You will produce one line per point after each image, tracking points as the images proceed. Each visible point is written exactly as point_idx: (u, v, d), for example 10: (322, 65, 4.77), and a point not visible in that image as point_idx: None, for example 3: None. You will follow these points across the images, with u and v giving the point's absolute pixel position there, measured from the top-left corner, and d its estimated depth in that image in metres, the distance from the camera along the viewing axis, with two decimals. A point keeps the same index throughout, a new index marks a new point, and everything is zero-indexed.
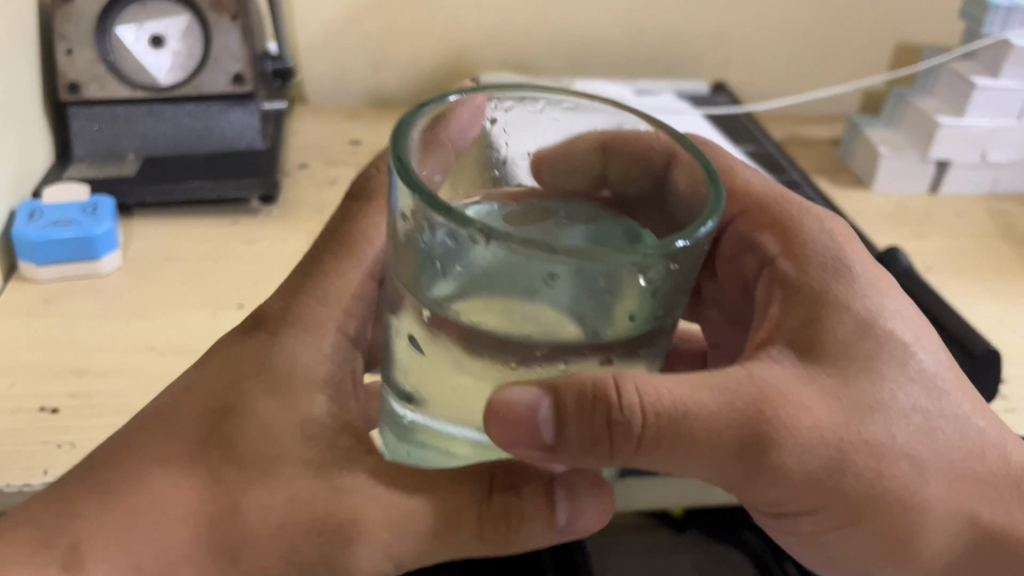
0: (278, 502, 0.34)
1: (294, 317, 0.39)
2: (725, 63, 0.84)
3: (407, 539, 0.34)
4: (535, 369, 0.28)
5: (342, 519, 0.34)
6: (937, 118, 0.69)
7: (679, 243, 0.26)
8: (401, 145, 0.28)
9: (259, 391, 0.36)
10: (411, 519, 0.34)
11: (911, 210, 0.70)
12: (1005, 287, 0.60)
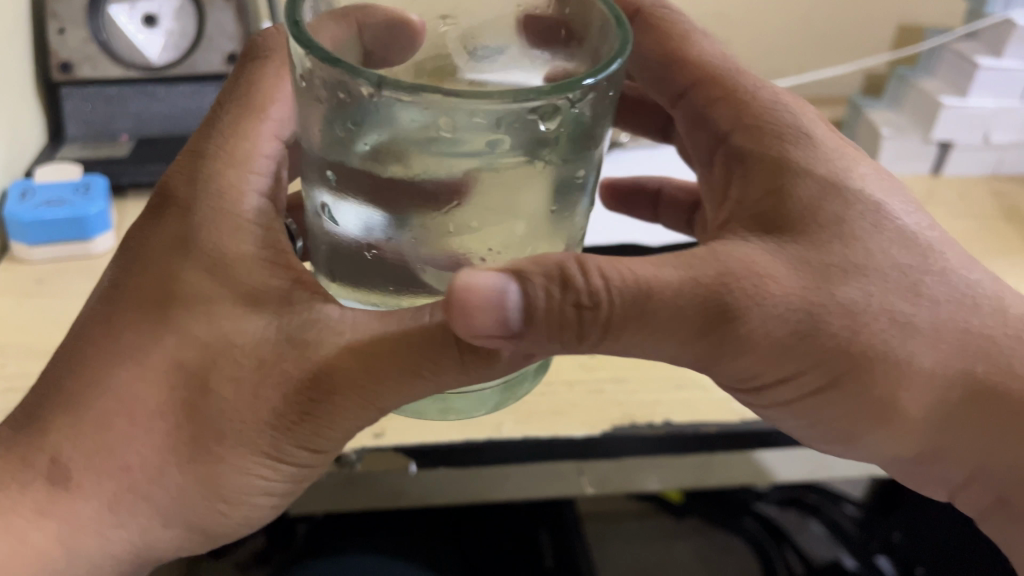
0: (225, 377, 0.32)
1: (210, 190, 0.35)
2: (725, 45, 0.84)
3: (363, 397, 0.31)
4: (456, 211, 0.30)
5: (290, 382, 0.31)
6: (939, 100, 0.68)
7: (582, 79, 0.27)
8: (297, 13, 0.30)
9: (180, 273, 0.33)
10: (365, 377, 0.31)
11: (913, 191, 0.69)
12: (1008, 267, 0.59)
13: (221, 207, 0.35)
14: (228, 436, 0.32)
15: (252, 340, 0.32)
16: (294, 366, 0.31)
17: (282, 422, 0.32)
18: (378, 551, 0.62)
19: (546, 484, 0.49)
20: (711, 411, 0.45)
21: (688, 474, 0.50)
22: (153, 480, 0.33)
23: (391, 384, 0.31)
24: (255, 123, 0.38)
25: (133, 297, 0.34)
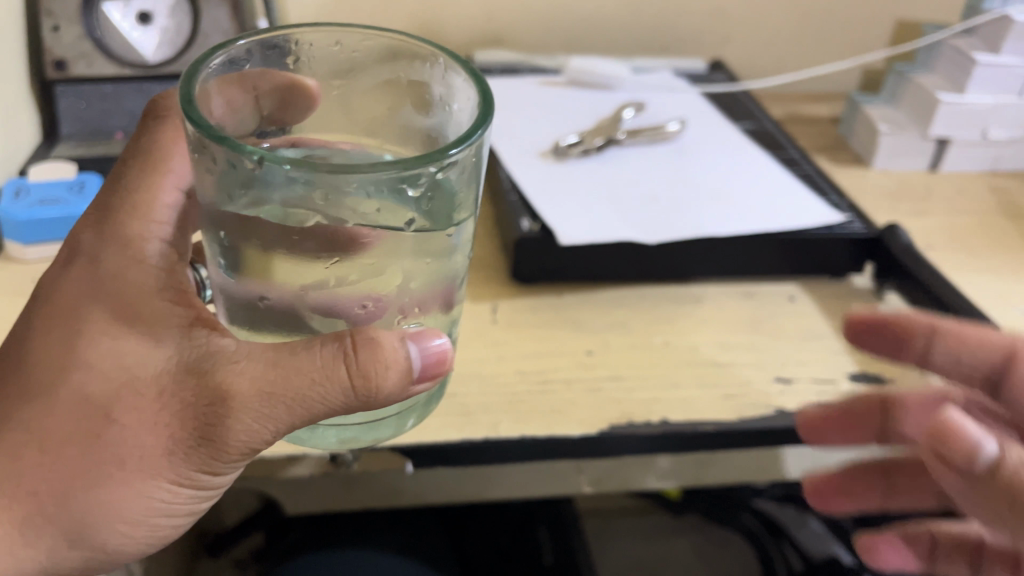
0: (126, 406, 0.32)
1: (114, 235, 0.36)
2: (723, 41, 0.83)
3: (258, 419, 0.32)
4: (341, 274, 0.31)
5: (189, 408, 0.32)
6: (937, 96, 0.68)
7: (449, 153, 0.27)
8: (191, 87, 0.29)
9: (93, 310, 0.34)
10: (261, 402, 0.31)
11: (911, 187, 0.69)
12: (1007, 263, 0.59)
13: (126, 248, 0.36)
14: (129, 461, 0.33)
15: (171, 368, 0.33)
16: (193, 392, 0.32)
17: (181, 448, 0.33)
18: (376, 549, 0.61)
19: (545, 484, 0.49)
20: (710, 410, 0.45)
21: (689, 473, 0.49)
22: (52, 509, 0.33)
23: (285, 406, 0.31)
24: (156, 175, 0.39)
25: (43, 332, 0.35)
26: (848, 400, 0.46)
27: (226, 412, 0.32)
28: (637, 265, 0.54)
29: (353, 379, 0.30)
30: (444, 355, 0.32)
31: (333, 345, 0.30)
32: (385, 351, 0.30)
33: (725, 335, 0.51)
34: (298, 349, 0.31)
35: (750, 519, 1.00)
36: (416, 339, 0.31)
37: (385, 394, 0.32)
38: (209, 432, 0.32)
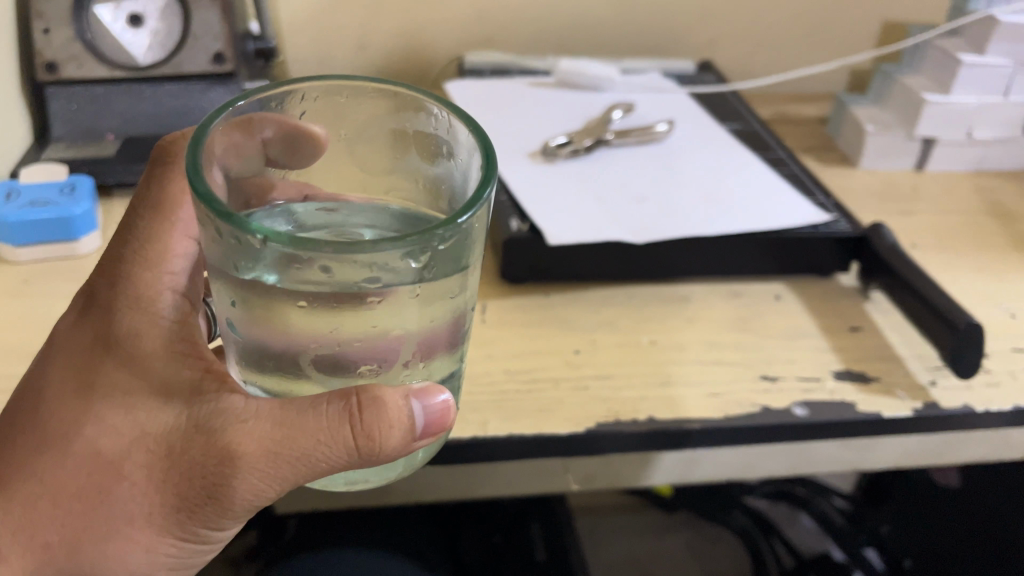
0: (136, 465, 0.34)
1: (127, 285, 0.37)
2: (712, 42, 0.84)
3: (264, 478, 0.32)
4: (353, 347, 0.29)
5: (196, 468, 0.33)
6: (922, 97, 0.69)
7: (459, 220, 0.26)
8: (197, 155, 0.27)
9: (107, 366, 0.35)
10: (267, 462, 0.32)
11: (897, 187, 0.70)
12: (991, 262, 0.60)
13: (138, 300, 0.36)
14: (140, 518, 0.34)
15: (170, 430, 0.33)
16: (201, 452, 0.32)
17: (190, 505, 0.33)
18: (368, 548, 0.62)
19: (534, 482, 0.49)
20: (696, 408, 0.45)
21: (677, 471, 0.50)
22: (65, 561, 0.34)
23: (292, 466, 0.32)
24: (166, 226, 0.39)
25: (59, 385, 0.36)
26: (833, 398, 0.47)
27: (226, 478, 0.32)
28: (625, 265, 0.55)
29: (357, 440, 0.30)
30: (448, 410, 0.31)
31: (339, 405, 0.30)
32: (390, 411, 0.30)
33: (712, 334, 0.52)
34: (304, 407, 0.31)
35: (741, 516, 1.02)
36: (420, 395, 0.31)
37: (390, 450, 0.32)
38: (213, 495, 0.33)
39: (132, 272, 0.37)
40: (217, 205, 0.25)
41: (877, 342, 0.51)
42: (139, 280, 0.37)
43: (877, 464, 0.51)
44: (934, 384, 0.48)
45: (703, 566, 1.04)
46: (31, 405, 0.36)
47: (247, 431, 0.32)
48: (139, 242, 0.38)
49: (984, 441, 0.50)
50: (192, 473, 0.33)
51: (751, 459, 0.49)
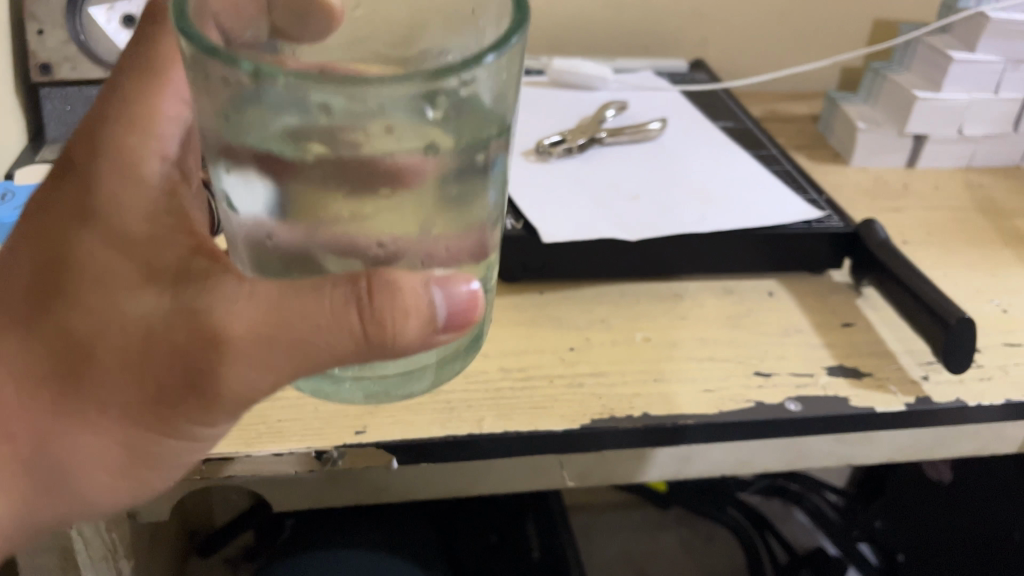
0: (108, 350, 0.32)
1: (114, 161, 0.35)
2: (703, 42, 0.85)
3: (253, 367, 0.30)
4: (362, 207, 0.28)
5: (171, 357, 0.31)
6: (912, 94, 0.69)
7: (476, 61, 0.25)
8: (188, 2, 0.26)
9: (88, 243, 0.33)
10: (255, 348, 0.30)
11: (889, 184, 0.70)
12: (982, 258, 0.60)
13: (126, 175, 0.35)
14: (116, 406, 0.33)
15: (153, 314, 0.31)
16: (183, 336, 0.30)
17: (170, 394, 0.32)
18: (365, 547, 0.62)
19: (530, 478, 0.49)
20: (691, 405, 0.46)
21: (671, 467, 0.50)
22: (46, 441, 0.34)
23: (285, 352, 0.30)
24: (156, 91, 0.37)
25: (38, 263, 0.34)
26: (826, 394, 0.47)
27: (211, 363, 0.30)
28: (619, 263, 0.55)
29: (365, 325, 0.29)
30: (472, 300, 0.30)
31: (346, 290, 0.29)
32: (406, 295, 0.29)
33: (706, 331, 0.52)
34: (304, 288, 0.29)
35: (736, 512, 1.03)
36: (443, 284, 0.30)
37: (401, 344, 0.30)
38: (196, 383, 0.31)
39: (119, 147, 0.35)
40: (204, 42, 0.24)
41: (869, 338, 0.52)
42: (126, 158, 0.35)
43: (869, 458, 0.51)
44: (927, 378, 0.49)
45: (698, 563, 1.04)
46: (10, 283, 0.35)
47: (240, 313, 0.29)
48: (127, 112, 0.36)
49: (975, 434, 0.51)
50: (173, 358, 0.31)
51: (745, 455, 0.50)
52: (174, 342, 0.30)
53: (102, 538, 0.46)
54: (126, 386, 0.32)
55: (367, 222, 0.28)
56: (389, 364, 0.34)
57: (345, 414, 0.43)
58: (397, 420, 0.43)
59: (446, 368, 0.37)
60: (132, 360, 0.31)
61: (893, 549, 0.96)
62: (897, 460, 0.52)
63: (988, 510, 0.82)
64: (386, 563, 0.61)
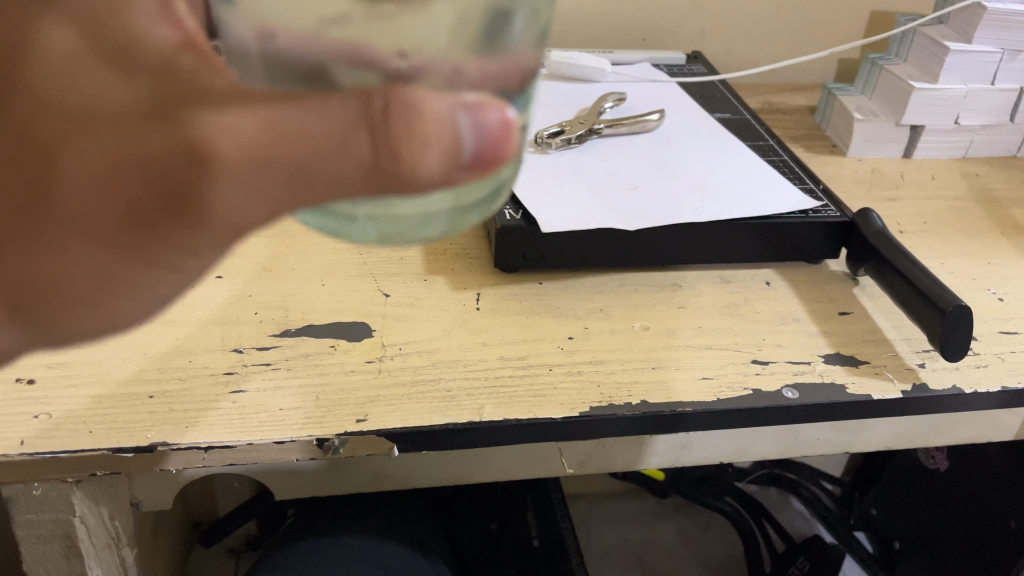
0: (61, 166, 0.23)
1: None
2: (701, 34, 0.85)
3: (237, 194, 0.24)
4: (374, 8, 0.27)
5: (151, 171, 0.23)
6: (910, 84, 0.70)
7: None
8: None
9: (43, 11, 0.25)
10: (240, 171, 0.23)
11: (886, 174, 0.71)
12: (979, 247, 0.61)
13: None
14: (26, 236, 0.24)
15: (110, 118, 0.23)
16: (146, 152, 0.23)
17: (127, 234, 0.24)
18: (366, 533, 0.62)
19: (529, 466, 0.50)
20: (689, 392, 0.46)
21: (670, 454, 0.51)
22: None
23: (276, 179, 0.23)
24: None
25: None
26: (823, 381, 0.48)
27: (179, 185, 0.23)
28: (618, 253, 0.55)
29: (376, 151, 0.23)
30: (507, 129, 0.24)
31: (357, 104, 0.23)
32: (426, 117, 0.23)
33: (704, 320, 0.52)
34: (307, 103, 0.23)
35: (732, 501, 1.04)
36: (473, 109, 0.23)
37: (420, 179, 0.24)
38: (157, 212, 0.24)
39: None
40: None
41: (866, 326, 0.52)
42: None
43: (865, 445, 0.52)
44: (923, 366, 0.49)
45: (696, 552, 1.05)
46: None
47: (226, 119, 0.23)
48: None
49: (970, 422, 0.51)
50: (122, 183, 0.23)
51: (742, 442, 0.50)
52: (155, 150, 0.23)
53: (105, 526, 0.47)
54: (45, 214, 0.24)
55: (395, 25, 0.27)
56: (404, 208, 0.29)
57: (347, 401, 0.44)
58: (398, 409, 0.44)
59: (464, 216, 0.32)
60: (88, 170, 0.23)
61: (890, 537, 0.99)
62: (893, 447, 0.52)
63: (965, 496, 0.82)
64: (388, 548, 0.61)
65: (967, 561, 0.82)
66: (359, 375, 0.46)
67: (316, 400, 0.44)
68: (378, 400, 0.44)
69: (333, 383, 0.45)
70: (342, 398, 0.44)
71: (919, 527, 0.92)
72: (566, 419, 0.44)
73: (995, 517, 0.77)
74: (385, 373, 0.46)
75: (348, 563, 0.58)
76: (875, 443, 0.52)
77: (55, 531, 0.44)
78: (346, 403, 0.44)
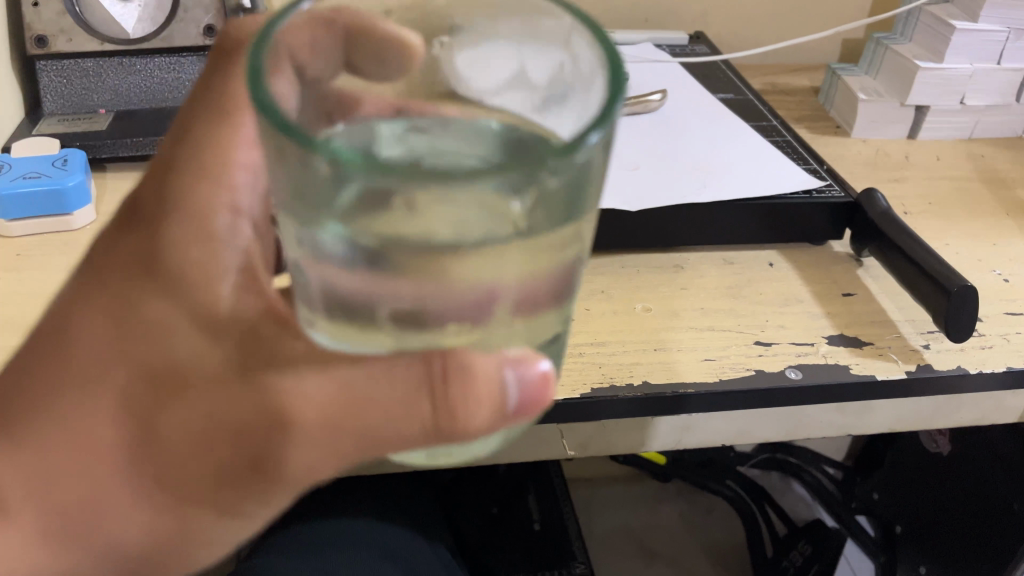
0: (172, 424, 0.30)
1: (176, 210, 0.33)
2: (704, 14, 0.84)
3: (320, 450, 0.29)
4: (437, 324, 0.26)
5: (245, 431, 0.29)
6: (915, 64, 0.69)
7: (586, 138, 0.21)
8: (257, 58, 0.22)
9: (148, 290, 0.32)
10: (323, 431, 0.29)
11: (891, 155, 0.70)
12: (985, 228, 0.60)
13: (190, 217, 0.33)
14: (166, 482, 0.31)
15: (213, 390, 0.30)
16: (245, 412, 0.29)
17: (231, 477, 0.30)
18: (366, 516, 0.62)
19: (529, 448, 0.50)
20: (691, 373, 0.46)
21: (672, 437, 0.50)
22: (80, 511, 0.32)
23: (350, 436, 0.29)
24: (234, 126, 0.36)
25: (84, 324, 0.33)
26: (826, 362, 0.47)
27: (273, 436, 0.29)
28: (620, 234, 0.55)
29: (436, 408, 0.28)
30: (546, 382, 0.27)
31: (420, 368, 0.26)
32: (479, 377, 0.26)
33: (706, 301, 0.52)
34: (375, 373, 0.27)
35: (734, 485, 1.04)
36: (516, 364, 0.27)
37: (469, 428, 0.28)
38: (258, 463, 0.30)
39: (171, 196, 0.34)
40: (279, 115, 0.21)
41: (870, 308, 0.52)
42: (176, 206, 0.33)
43: (869, 428, 0.52)
44: (927, 347, 0.49)
45: (698, 536, 1.06)
46: (53, 334, 0.33)
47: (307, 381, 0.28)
48: (195, 154, 0.35)
49: (975, 403, 0.51)
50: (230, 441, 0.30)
51: (745, 425, 0.50)
52: (247, 415, 0.29)
53: None
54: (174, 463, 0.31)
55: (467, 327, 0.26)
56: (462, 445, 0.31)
57: None
58: None
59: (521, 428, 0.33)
60: (192, 425, 0.30)
61: (892, 521, 0.98)
62: (897, 430, 0.52)
63: (968, 479, 0.82)
64: (389, 531, 0.61)
65: (969, 543, 0.82)
66: None
67: None
68: None
69: None
70: None
71: (920, 511, 0.92)
72: (567, 403, 0.44)
73: (998, 498, 0.77)
74: None
75: (350, 546, 0.58)
76: (878, 425, 0.52)
77: None
78: None
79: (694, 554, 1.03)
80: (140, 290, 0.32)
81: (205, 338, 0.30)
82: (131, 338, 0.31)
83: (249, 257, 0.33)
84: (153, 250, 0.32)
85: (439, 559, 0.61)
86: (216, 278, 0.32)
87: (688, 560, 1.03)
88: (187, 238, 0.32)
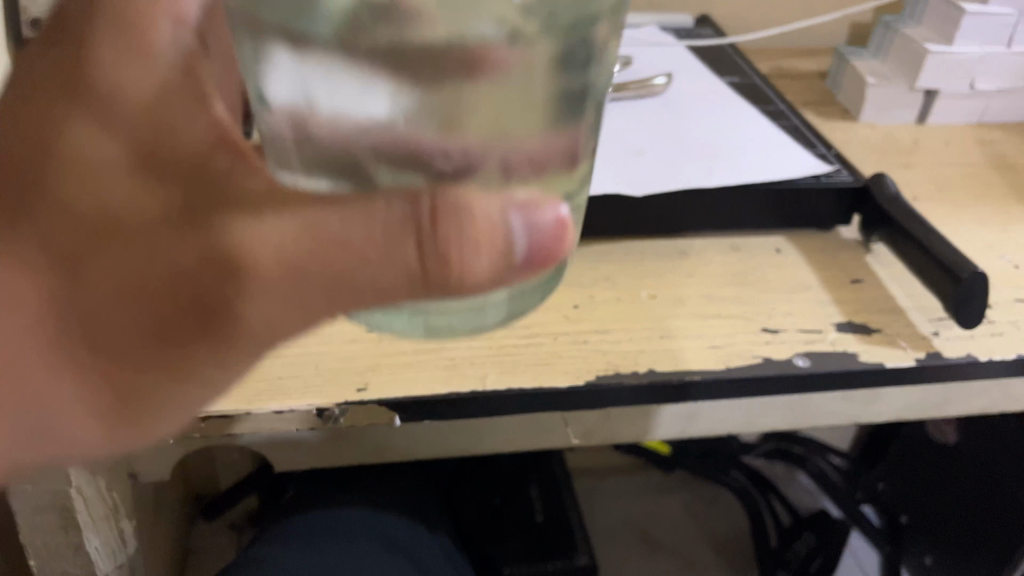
0: (97, 265, 0.28)
1: (115, 36, 0.31)
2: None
3: (274, 303, 0.27)
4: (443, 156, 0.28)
5: (182, 280, 0.27)
6: (925, 48, 0.68)
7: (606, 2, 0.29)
8: None
9: (86, 121, 0.30)
10: (286, 277, 0.26)
11: (899, 140, 0.69)
12: (994, 214, 0.59)
13: (132, 46, 0.30)
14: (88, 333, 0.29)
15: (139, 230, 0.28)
16: (183, 257, 0.27)
17: (167, 331, 0.28)
18: (369, 506, 0.62)
19: (534, 437, 0.49)
20: (697, 361, 0.45)
21: (677, 425, 0.50)
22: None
23: (319, 288, 0.27)
24: None
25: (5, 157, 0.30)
26: (835, 350, 0.46)
27: (217, 287, 0.27)
28: (624, 219, 0.54)
29: (424, 251, 0.26)
30: (562, 228, 0.27)
31: (407, 206, 0.25)
32: (476, 216, 0.26)
33: (712, 288, 0.51)
34: (345, 209, 0.26)
35: (740, 475, 1.04)
36: (525, 208, 0.26)
37: (473, 280, 0.27)
38: (201, 328, 0.28)
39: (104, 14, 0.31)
40: None
41: (878, 295, 0.51)
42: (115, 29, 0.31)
43: (876, 416, 0.51)
44: (937, 334, 0.48)
45: (701, 525, 1.05)
46: None
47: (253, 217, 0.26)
48: None
49: (985, 391, 0.50)
50: (159, 283, 0.27)
51: (751, 413, 0.49)
52: (186, 263, 0.27)
53: (101, 497, 0.46)
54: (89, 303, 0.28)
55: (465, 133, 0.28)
56: (454, 303, 0.32)
57: (347, 370, 0.43)
58: (399, 378, 0.43)
59: (521, 302, 0.34)
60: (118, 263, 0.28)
61: (898, 511, 0.98)
62: (905, 418, 0.51)
63: (975, 471, 0.82)
64: (392, 521, 0.61)
65: (975, 535, 0.81)
66: (358, 344, 0.45)
67: (315, 370, 0.43)
68: (378, 369, 0.43)
69: (332, 351, 0.44)
70: (343, 369, 0.43)
71: (926, 502, 0.92)
72: (572, 391, 0.43)
73: (1004, 489, 0.76)
74: (386, 341, 0.45)
75: (353, 535, 0.58)
76: (888, 413, 0.51)
77: (51, 502, 0.43)
78: (346, 373, 0.43)
79: (698, 544, 1.03)
80: (70, 112, 0.30)
81: (144, 175, 0.28)
82: (58, 163, 0.29)
83: (194, 82, 0.31)
84: (91, 79, 0.30)
85: (442, 549, 0.60)
86: (160, 119, 0.29)
87: (692, 550, 1.02)
88: (130, 71, 0.30)
